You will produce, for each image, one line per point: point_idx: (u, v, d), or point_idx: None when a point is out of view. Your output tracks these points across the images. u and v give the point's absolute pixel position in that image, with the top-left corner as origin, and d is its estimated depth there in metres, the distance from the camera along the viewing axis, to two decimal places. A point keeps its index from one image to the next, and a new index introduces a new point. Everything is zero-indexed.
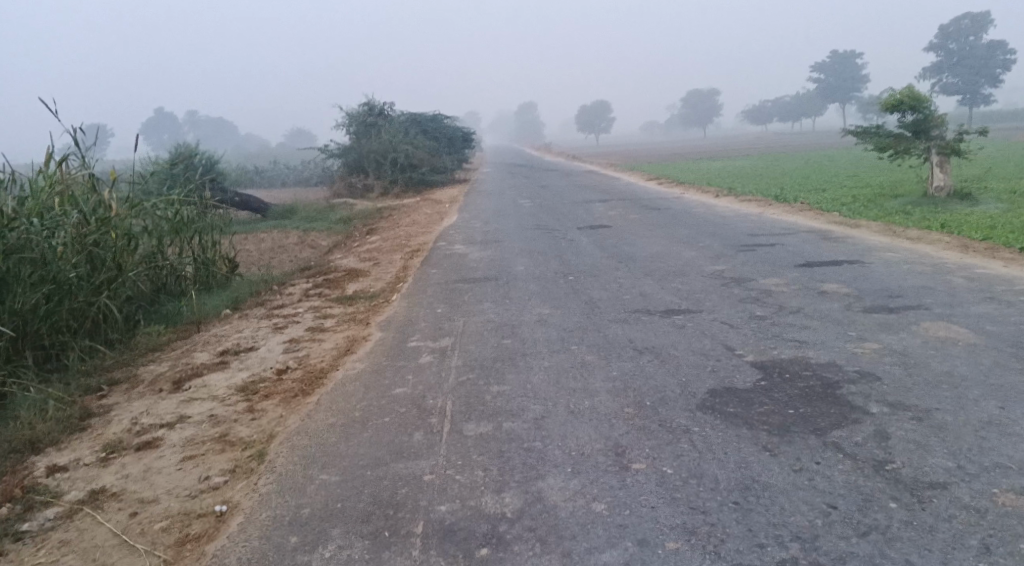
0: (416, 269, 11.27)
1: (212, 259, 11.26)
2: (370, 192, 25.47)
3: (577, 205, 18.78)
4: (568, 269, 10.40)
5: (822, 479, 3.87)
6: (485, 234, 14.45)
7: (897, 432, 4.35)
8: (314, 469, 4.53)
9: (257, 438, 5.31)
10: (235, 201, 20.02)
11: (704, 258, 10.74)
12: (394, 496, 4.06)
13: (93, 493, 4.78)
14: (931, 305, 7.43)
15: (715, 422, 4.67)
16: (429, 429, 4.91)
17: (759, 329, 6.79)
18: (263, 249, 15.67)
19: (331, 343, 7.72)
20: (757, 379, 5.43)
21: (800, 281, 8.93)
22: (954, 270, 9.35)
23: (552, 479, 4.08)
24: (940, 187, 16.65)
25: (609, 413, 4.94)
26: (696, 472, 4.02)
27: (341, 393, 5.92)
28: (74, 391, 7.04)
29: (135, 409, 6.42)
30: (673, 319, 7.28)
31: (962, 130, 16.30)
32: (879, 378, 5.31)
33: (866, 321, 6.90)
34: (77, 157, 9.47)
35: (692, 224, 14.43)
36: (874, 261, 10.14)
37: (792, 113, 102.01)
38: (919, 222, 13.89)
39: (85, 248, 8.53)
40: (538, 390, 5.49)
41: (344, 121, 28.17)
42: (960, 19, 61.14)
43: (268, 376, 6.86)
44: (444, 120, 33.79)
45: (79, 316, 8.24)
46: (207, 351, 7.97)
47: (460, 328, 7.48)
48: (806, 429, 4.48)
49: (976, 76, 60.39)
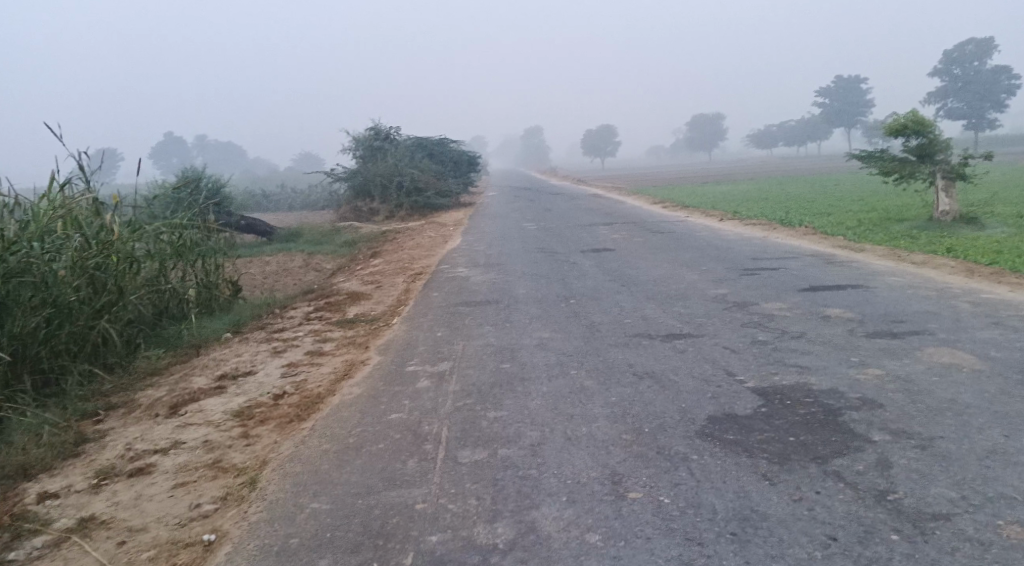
0: (418, 293, 11.23)
1: (214, 282, 11.24)
2: (375, 216, 25.52)
3: (581, 228, 18.77)
4: (570, 293, 10.34)
5: (823, 509, 3.78)
6: (488, 257, 14.41)
7: (899, 461, 4.27)
8: (305, 497, 4.45)
9: (250, 464, 5.24)
10: (241, 225, 20.10)
11: (707, 282, 10.69)
12: (385, 526, 3.99)
13: (83, 520, 4.71)
14: (937, 330, 7.34)
15: (713, 449, 4.59)
16: (423, 456, 4.83)
17: (761, 354, 6.71)
18: (267, 272, 15.65)
19: (329, 367, 7.66)
20: (757, 406, 5.36)
21: (804, 305, 8.86)
22: (960, 295, 9.26)
23: (546, 508, 4.00)
24: (946, 211, 16.58)
25: (606, 440, 4.86)
26: (693, 502, 3.94)
27: (337, 418, 5.86)
28: (71, 416, 7.00)
29: (131, 434, 6.36)
30: (674, 343, 7.22)
31: (968, 154, 16.26)
32: (882, 405, 5.23)
33: (869, 347, 6.82)
34: (81, 180, 9.48)
35: (695, 248, 14.37)
36: (878, 285, 10.06)
37: (798, 137, 102.20)
38: (925, 246, 13.82)
39: (87, 272, 8.53)
40: (535, 415, 5.41)
41: (350, 145, 28.28)
42: (965, 44, 61.26)
43: (265, 400, 6.79)
44: (450, 144, 33.97)
45: (79, 340, 8.22)
46: (205, 375, 7.92)
47: (459, 352, 7.43)
48: (807, 457, 4.40)
49: (981, 100, 60.52)
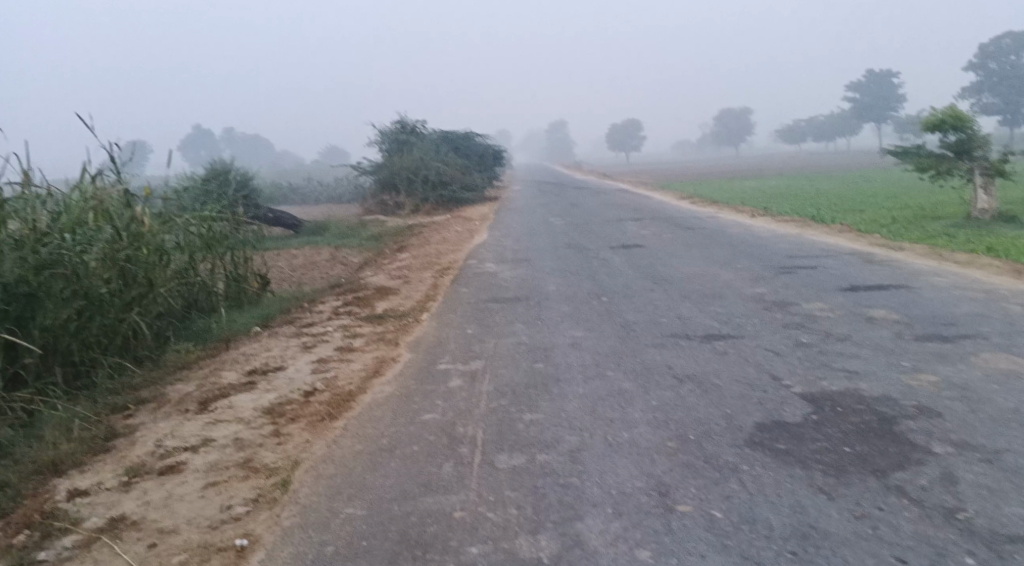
0: (447, 288, 11.08)
1: (243, 275, 11.16)
2: (401, 209, 25.41)
3: (610, 224, 18.51)
4: (602, 291, 10.12)
5: (888, 529, 3.57)
6: (517, 252, 14.22)
7: (965, 477, 4.04)
8: (339, 502, 4.30)
9: (283, 464, 5.11)
10: (268, 217, 20.08)
11: (743, 280, 10.43)
12: (423, 535, 3.82)
13: (113, 520, 4.60)
14: (989, 334, 7.05)
15: (764, 459, 4.38)
16: (460, 460, 4.66)
17: (806, 358, 6.47)
18: (295, 266, 15.59)
19: (360, 363, 7.52)
20: (806, 413, 5.13)
21: (846, 306, 8.59)
22: (1008, 296, 8.94)
23: (591, 520, 3.82)
24: (984, 209, 16.13)
25: (650, 447, 4.66)
26: (747, 516, 3.74)
27: (369, 418, 5.70)
28: (100, 410, 6.91)
29: (160, 430, 6.25)
30: (714, 345, 7.00)
31: (1008, 151, 15.80)
32: (940, 414, 4.98)
33: (919, 351, 6.56)
34: (112, 172, 9.43)
35: (729, 245, 14.08)
36: (922, 286, 9.74)
37: (827, 133, 100.87)
38: (964, 244, 13.46)
39: (117, 263, 8.46)
40: (574, 419, 5.22)
41: (376, 138, 28.17)
42: (1001, 38, 59.92)
43: (296, 398, 6.66)
44: (476, 138, 33.78)
45: (110, 332, 8.15)
46: (235, 370, 7.81)
47: (491, 350, 7.25)
48: (865, 470, 4.18)
49: (1017, 96, 59.37)
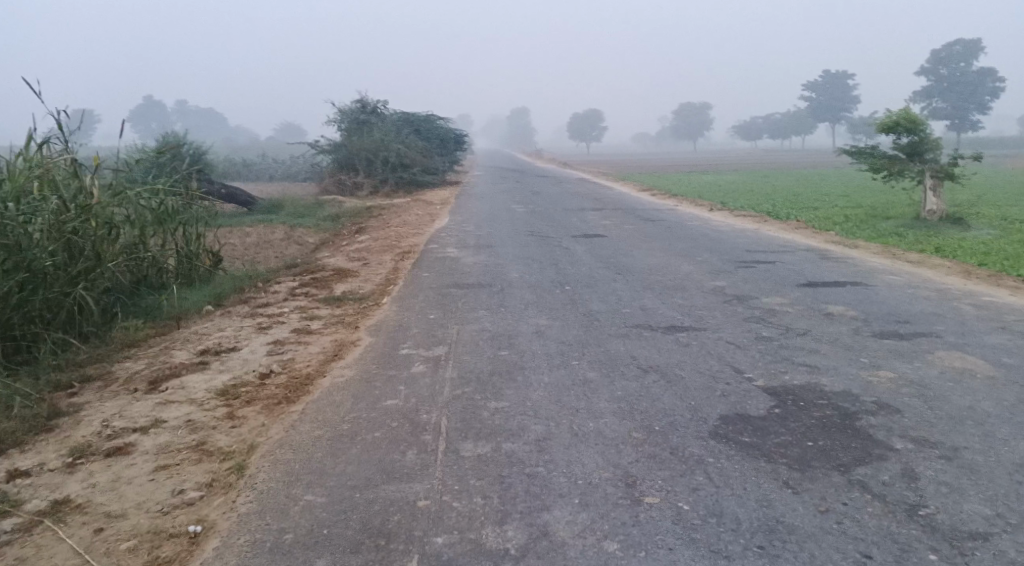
0: (408, 272, 10.93)
1: (196, 252, 10.85)
2: (359, 190, 25.06)
3: (570, 212, 18.49)
4: (564, 279, 10.07)
5: (853, 525, 3.60)
6: (477, 238, 14.10)
7: (926, 473, 4.09)
8: (297, 488, 4.18)
9: (238, 448, 4.95)
10: (222, 194, 19.64)
11: (703, 273, 10.47)
12: (385, 524, 3.73)
13: (56, 503, 4.40)
14: (943, 333, 7.17)
15: (730, 452, 4.38)
16: (423, 448, 4.56)
17: (768, 352, 6.50)
18: (248, 244, 15.25)
19: (317, 346, 7.36)
20: (770, 406, 5.14)
21: (805, 301, 8.68)
22: (959, 296, 9.13)
23: (559, 511, 3.77)
24: (933, 211, 16.46)
25: (615, 437, 4.62)
26: (715, 510, 3.73)
27: (328, 402, 5.57)
28: (43, 387, 6.65)
29: (108, 410, 6.04)
30: (677, 336, 7.00)
31: (957, 155, 16.09)
32: (900, 410, 5.03)
33: (877, 347, 6.64)
34: (59, 141, 9.08)
35: (688, 238, 14.15)
36: (877, 284, 9.89)
37: (783, 130, 102.37)
38: (914, 244, 13.72)
39: (63, 236, 8.15)
40: (539, 408, 5.16)
41: (336, 117, 27.69)
42: (952, 44, 61.38)
43: (251, 380, 6.49)
44: (437, 121, 33.46)
45: (55, 307, 7.85)
46: (187, 349, 7.59)
47: (453, 336, 7.15)
48: (829, 464, 4.20)
49: (965, 102, 60.95)
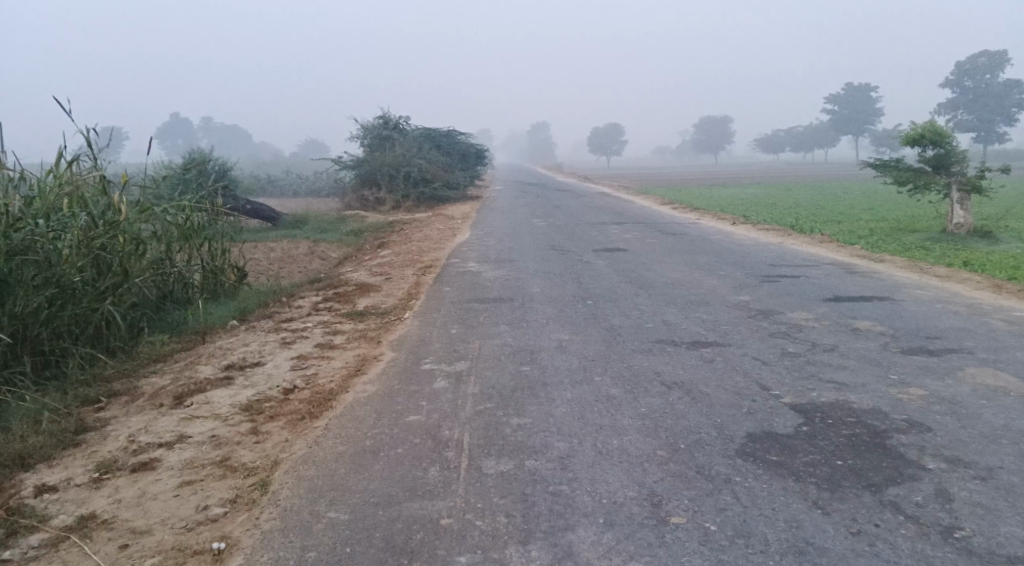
0: (430, 287, 10.94)
1: (220, 267, 10.94)
2: (382, 205, 25.18)
3: (592, 226, 18.45)
4: (586, 294, 10.04)
5: (885, 547, 3.53)
6: (499, 252, 14.10)
7: (959, 493, 4.01)
8: (321, 505, 4.17)
9: (261, 464, 4.95)
10: (246, 209, 19.81)
11: (726, 288, 10.39)
12: (409, 542, 3.72)
13: (82, 519, 4.43)
14: (973, 349, 7.05)
15: (757, 471, 4.31)
16: (446, 465, 4.54)
17: (794, 367, 6.42)
18: (272, 259, 15.35)
19: (340, 361, 7.36)
20: (797, 424, 5.06)
21: (830, 316, 8.57)
22: (989, 311, 8.98)
23: (583, 531, 3.73)
24: (960, 224, 16.24)
25: (640, 455, 4.58)
26: (743, 530, 3.67)
27: (351, 418, 5.56)
28: (70, 401, 6.70)
29: (134, 425, 6.07)
30: (701, 352, 6.93)
31: (984, 168, 15.88)
32: (931, 429, 4.94)
33: (906, 363, 6.53)
34: (88, 158, 9.20)
35: (711, 252, 14.05)
36: (904, 298, 9.75)
37: (805, 143, 101.77)
38: (941, 258, 13.53)
39: (92, 251, 8.25)
40: (562, 425, 5.12)
41: (358, 133, 27.87)
42: (977, 56, 60.82)
43: (274, 395, 6.50)
44: (458, 136, 33.59)
45: (82, 322, 7.93)
46: (211, 364, 7.63)
47: (475, 351, 7.13)
48: (859, 484, 4.13)
49: (992, 114, 60.27)
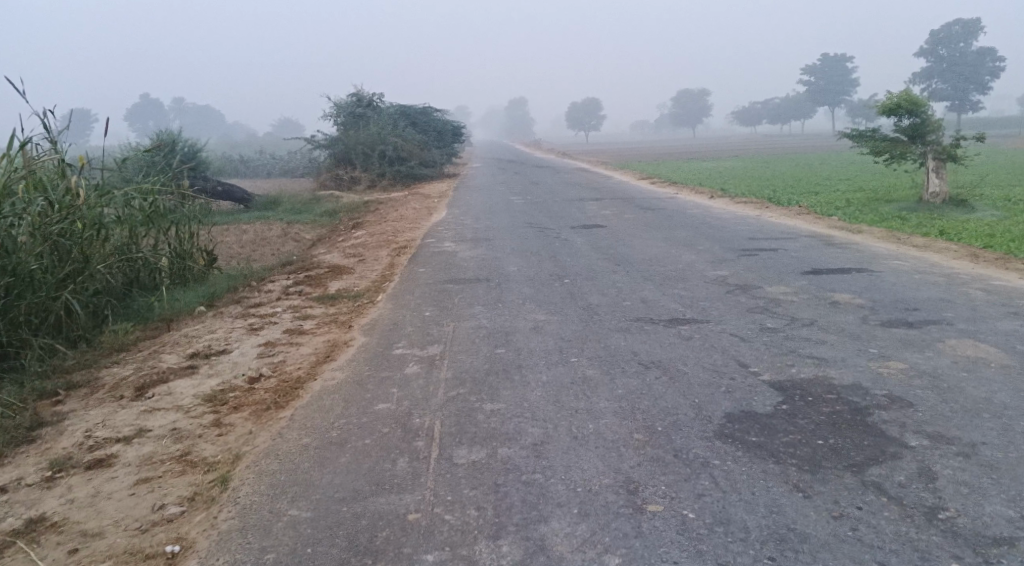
0: (404, 268, 10.72)
1: (188, 252, 10.62)
2: (357, 185, 24.80)
3: (569, 203, 18.26)
4: (563, 272, 9.85)
5: (869, 532, 3.39)
6: (475, 231, 13.88)
7: (943, 471, 3.88)
8: (282, 502, 3.97)
9: (223, 458, 4.75)
10: (218, 191, 19.44)
11: (704, 263, 10.23)
12: (374, 541, 3.53)
13: (31, 522, 4.22)
14: (953, 320, 6.94)
15: (736, 453, 4.17)
16: (415, 455, 4.36)
17: (773, 344, 6.28)
18: (244, 242, 15.03)
19: (310, 347, 7.14)
20: (777, 402, 4.92)
21: (810, 289, 8.44)
22: (968, 281, 8.88)
23: (556, 522, 3.57)
24: (936, 193, 16.18)
25: (616, 440, 4.41)
26: (721, 518, 3.52)
27: (318, 408, 5.35)
28: (27, 396, 6.45)
29: (92, 419, 5.83)
30: (679, 329, 6.78)
31: (960, 135, 15.77)
32: (913, 404, 4.81)
33: (886, 336, 6.42)
34: (45, 140, 8.85)
35: (689, 226, 13.89)
36: (883, 270, 9.64)
37: (782, 115, 101.85)
38: (918, 227, 13.47)
39: (50, 238, 7.95)
40: (536, 410, 4.94)
41: (332, 111, 27.41)
42: (951, 25, 60.88)
43: (240, 384, 6.28)
44: (434, 114, 33.16)
45: (40, 312, 7.65)
46: (176, 353, 7.38)
47: (449, 334, 6.93)
48: (842, 464, 3.99)
49: (966, 82, 60.41)
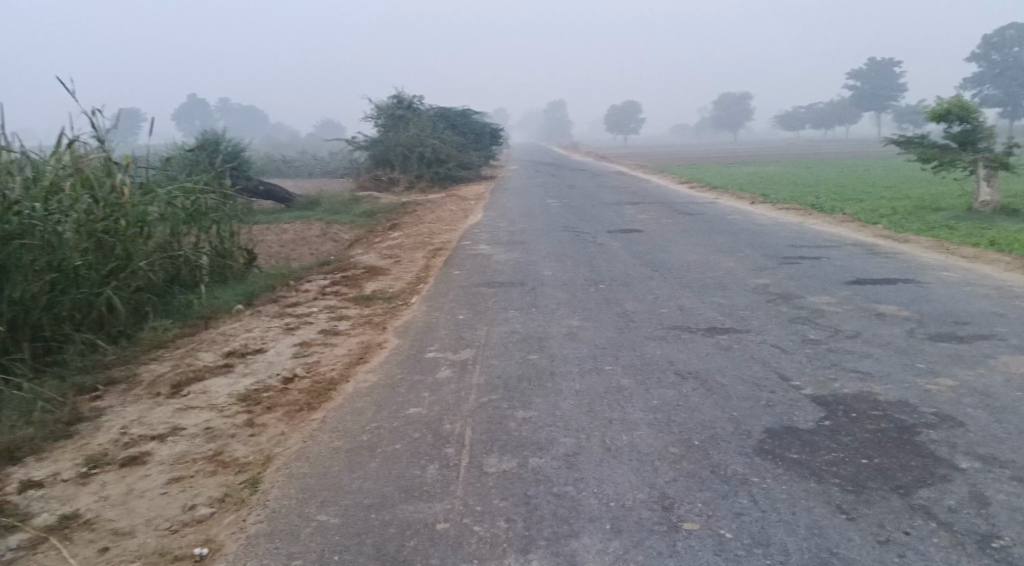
0: (440, 270, 10.69)
1: (228, 250, 10.71)
2: (395, 186, 24.89)
3: (607, 207, 18.10)
4: (599, 277, 9.74)
5: (916, 559, 3.24)
6: (511, 234, 13.81)
7: (995, 496, 3.71)
8: (311, 507, 3.93)
9: (255, 459, 4.73)
10: (258, 191, 19.63)
11: (744, 270, 10.05)
12: (401, 551, 3.47)
13: (65, 518, 4.23)
14: (1005, 335, 6.69)
15: (776, 471, 4.03)
16: (445, 463, 4.29)
17: (814, 356, 6.11)
18: (283, 241, 15.14)
19: (344, 349, 7.13)
20: (818, 418, 4.76)
21: (854, 300, 8.22)
22: (1020, 294, 8.58)
23: (588, 538, 3.47)
24: (986, 202, 15.72)
25: (651, 453, 4.30)
26: (760, 538, 3.40)
27: (349, 410, 5.32)
28: (66, 391, 6.52)
29: (128, 416, 5.87)
30: (717, 339, 6.63)
31: (1013, 143, 15.31)
32: (963, 423, 4.63)
33: (935, 351, 6.20)
34: (92, 139, 8.99)
35: (729, 232, 13.66)
36: (930, 281, 9.36)
37: (826, 120, 100.28)
38: (966, 237, 13.10)
39: (94, 234, 8.06)
40: (569, 419, 4.85)
41: (372, 113, 27.57)
42: (1004, 30, 59.21)
43: (274, 384, 6.28)
44: (473, 116, 33.19)
45: (83, 307, 7.74)
46: (212, 351, 7.42)
47: (482, 339, 6.86)
48: (887, 486, 3.84)
49: (1018, 89, 58.93)
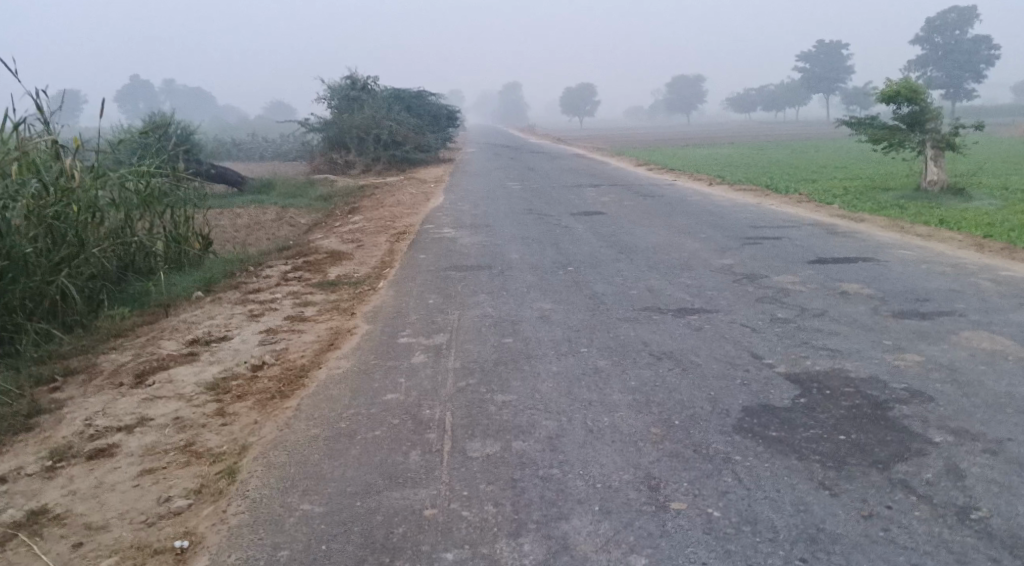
0: (404, 254, 10.58)
1: (184, 236, 10.45)
2: (352, 169, 24.57)
3: (568, 189, 18.11)
4: (565, 259, 9.73)
5: (901, 532, 3.30)
6: (473, 217, 13.72)
7: (971, 469, 3.79)
8: (293, 496, 3.86)
9: (229, 449, 4.62)
10: (211, 174, 19.20)
11: (707, 251, 10.14)
12: (389, 538, 3.43)
13: (32, 514, 4.09)
14: (965, 311, 6.85)
15: (758, 448, 4.07)
16: (427, 448, 4.24)
17: (785, 335, 6.18)
18: (239, 226, 14.84)
19: (313, 335, 7.01)
20: (794, 396, 4.82)
21: (817, 279, 8.35)
22: (975, 271, 8.79)
23: (578, 521, 3.46)
24: (934, 182, 16.09)
25: (634, 434, 4.31)
26: (748, 516, 3.43)
27: (324, 398, 5.23)
28: (23, 382, 6.31)
29: (91, 407, 5.70)
30: (688, 319, 6.68)
31: (959, 124, 15.64)
32: (933, 398, 4.73)
33: (900, 328, 6.32)
34: (38, 121, 8.64)
35: (690, 214, 13.77)
36: (888, 259, 9.54)
37: (776, 101, 101.60)
38: (917, 216, 13.39)
39: (45, 220, 7.77)
40: (548, 402, 4.83)
41: (326, 94, 27.11)
42: (946, 13, 60.49)
43: (242, 372, 6.15)
44: (429, 97, 32.87)
45: (36, 296, 7.48)
46: (175, 339, 7.24)
47: (454, 323, 6.81)
48: (866, 461, 3.90)
49: (960, 71, 60.30)
